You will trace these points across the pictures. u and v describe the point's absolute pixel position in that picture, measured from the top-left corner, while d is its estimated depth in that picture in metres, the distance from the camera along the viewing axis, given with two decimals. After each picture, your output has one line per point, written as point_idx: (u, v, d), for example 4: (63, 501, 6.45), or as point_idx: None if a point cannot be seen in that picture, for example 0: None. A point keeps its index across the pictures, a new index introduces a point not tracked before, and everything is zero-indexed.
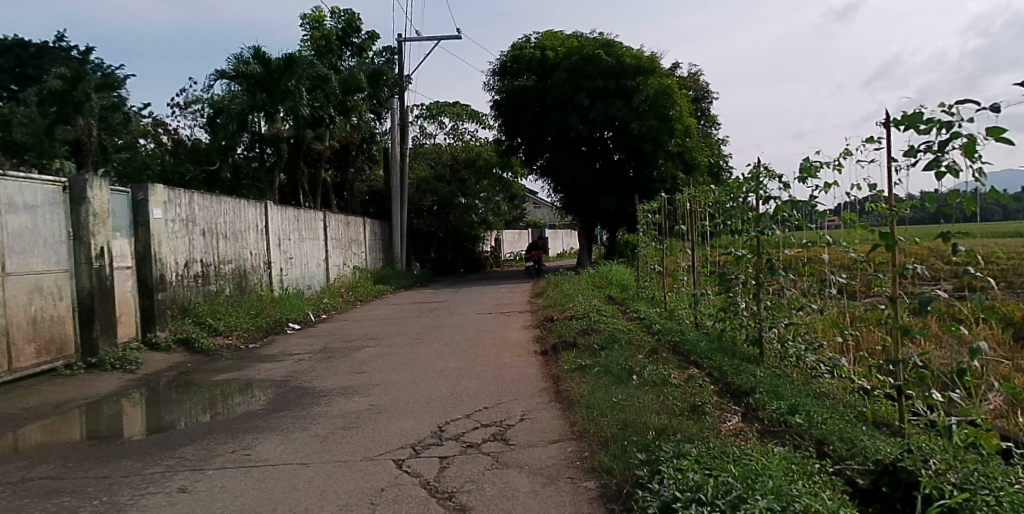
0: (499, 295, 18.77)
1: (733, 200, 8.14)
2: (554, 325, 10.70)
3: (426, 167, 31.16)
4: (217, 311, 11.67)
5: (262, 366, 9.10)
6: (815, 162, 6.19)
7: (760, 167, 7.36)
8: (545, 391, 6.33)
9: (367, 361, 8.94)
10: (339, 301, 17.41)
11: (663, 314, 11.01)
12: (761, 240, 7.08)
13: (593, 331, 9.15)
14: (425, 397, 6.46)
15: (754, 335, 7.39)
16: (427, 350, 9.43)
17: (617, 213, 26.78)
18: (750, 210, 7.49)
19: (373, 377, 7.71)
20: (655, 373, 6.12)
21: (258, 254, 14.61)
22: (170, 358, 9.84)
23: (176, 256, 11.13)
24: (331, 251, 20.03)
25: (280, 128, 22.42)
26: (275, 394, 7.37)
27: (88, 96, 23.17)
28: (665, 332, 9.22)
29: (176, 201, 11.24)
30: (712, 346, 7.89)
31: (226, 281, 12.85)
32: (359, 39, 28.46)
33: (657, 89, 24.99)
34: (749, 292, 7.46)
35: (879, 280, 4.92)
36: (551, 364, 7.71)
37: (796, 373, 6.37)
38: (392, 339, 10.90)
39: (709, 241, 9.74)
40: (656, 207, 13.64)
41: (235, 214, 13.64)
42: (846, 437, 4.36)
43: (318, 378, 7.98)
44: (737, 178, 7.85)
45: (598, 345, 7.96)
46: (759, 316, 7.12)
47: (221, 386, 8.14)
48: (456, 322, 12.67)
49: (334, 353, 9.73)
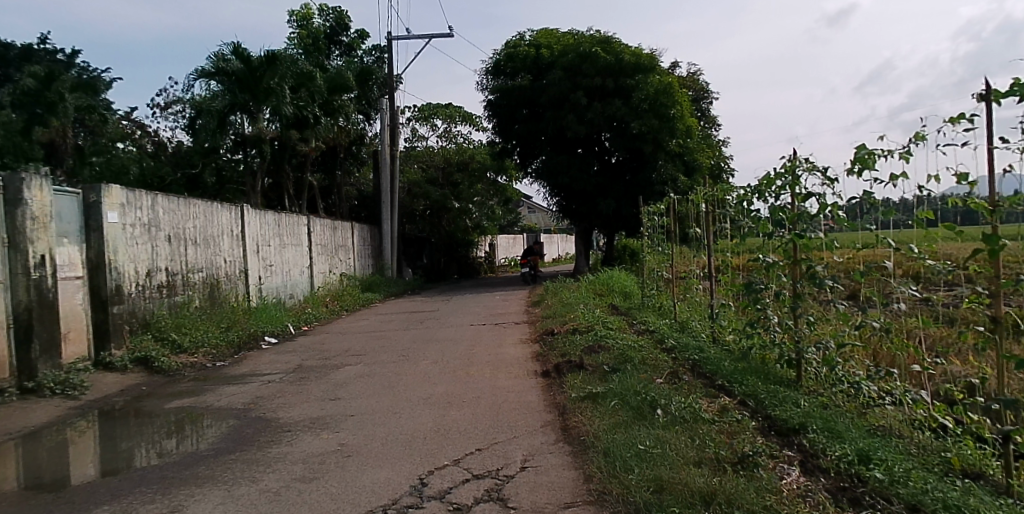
0: (495, 304, 17.73)
1: (762, 199, 7.12)
2: (556, 339, 9.65)
3: (418, 171, 30.12)
4: (182, 325, 10.58)
5: (224, 390, 7.98)
6: (874, 151, 5.18)
7: (797, 158, 6.35)
8: (549, 427, 5.25)
9: (345, 383, 7.87)
10: (323, 311, 16.35)
11: (675, 328, 9.95)
12: (798, 243, 6.10)
13: (602, 348, 8.08)
14: (407, 435, 5.41)
15: (790, 356, 6.39)
16: (413, 370, 8.36)
17: (616, 217, 25.74)
18: (784, 210, 6.46)
19: (348, 406, 6.65)
20: (685, 406, 5.08)
21: (234, 261, 13.53)
22: (122, 381, 8.70)
23: (136, 265, 10.05)
24: (315, 257, 18.93)
25: (264, 129, 21.35)
26: (234, 426, 6.27)
27: (62, 96, 22.28)
28: (680, 349, 8.18)
29: (136, 204, 10.14)
30: (739, 367, 6.87)
31: (194, 292, 11.74)
32: (348, 38, 27.30)
33: (658, 88, 24.09)
34: (786, 306, 6.46)
35: (975, 294, 3.92)
36: (554, 388, 6.68)
37: (852, 404, 5.34)
38: (377, 355, 9.83)
39: (729, 245, 8.76)
40: (664, 210, 12.65)
41: (207, 218, 12.55)
42: (952, 504, 3.32)
43: (286, 406, 6.90)
44: (767, 174, 6.85)
45: (609, 367, 6.89)
46: (796, 333, 6.16)
47: (177, 414, 7.04)
48: (448, 334, 11.65)
49: (310, 374, 8.65)
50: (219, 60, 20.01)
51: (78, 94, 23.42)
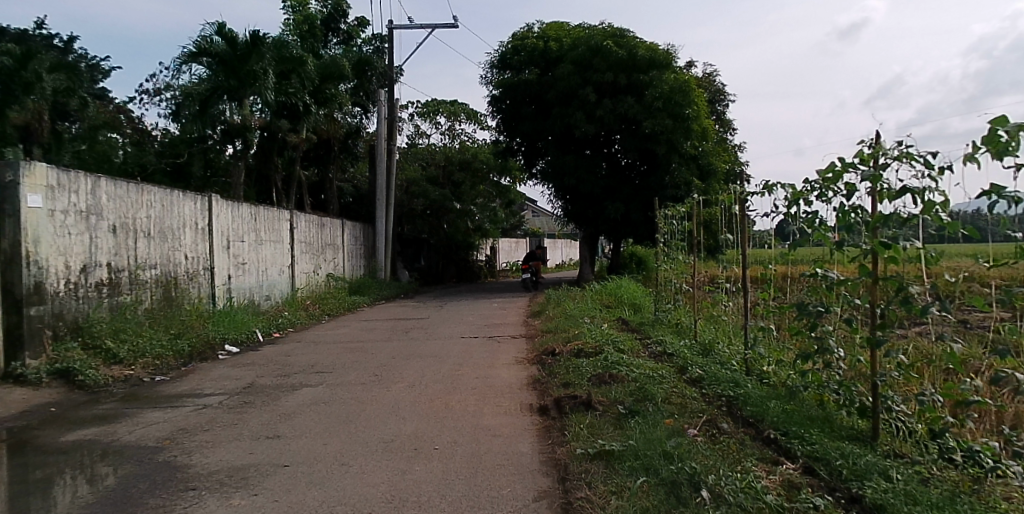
0: (492, 312, 16.19)
1: (823, 199, 5.62)
2: (557, 361, 8.13)
3: (417, 168, 28.61)
4: (122, 330, 9.06)
5: (146, 416, 6.45)
6: (1015, 129, 3.69)
7: (881, 145, 4.87)
8: (547, 505, 3.74)
9: (293, 412, 6.33)
10: (302, 315, 14.90)
11: (698, 352, 8.40)
12: (881, 254, 4.60)
13: (613, 379, 6.55)
14: (348, 507, 3.89)
15: (863, 401, 4.90)
16: (381, 397, 6.83)
17: (625, 222, 24.21)
18: (857, 213, 4.96)
19: (284, 450, 5.13)
20: (740, 486, 3.53)
21: (197, 256, 12.04)
22: (31, 399, 7.15)
23: (68, 259, 8.59)
24: (298, 256, 17.44)
25: (249, 115, 19.79)
26: (126, 477, 4.72)
27: (40, 77, 20.64)
28: (710, 380, 6.66)
29: (67, 187, 8.60)
30: (790, 412, 5.37)
31: (144, 293, 10.23)
32: (348, 26, 25.49)
33: (672, 86, 22.49)
34: (860, 338, 4.97)
35: None
36: (552, 435, 5.15)
37: (979, 494, 3.76)
38: (344, 374, 8.30)
39: (773, 249, 7.21)
40: (684, 213, 11.09)
41: (165, 208, 11.04)
42: None
43: (208, 446, 5.35)
44: (833, 166, 5.39)
45: (625, 409, 5.35)
46: (877, 372, 4.67)
47: (73, 448, 5.48)
48: (434, 349, 10.13)
49: (256, 397, 7.11)
50: (202, 40, 18.49)
51: (57, 75, 21.76)
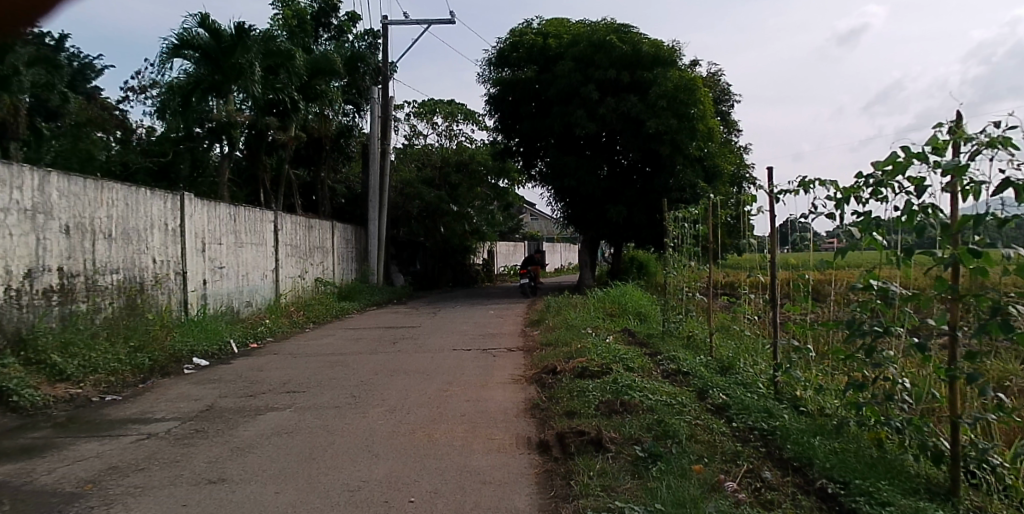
0: (488, 320, 15.24)
1: (879, 198, 4.70)
2: (559, 382, 7.20)
3: (412, 169, 27.66)
4: (71, 342, 8.08)
5: (77, 450, 5.47)
6: None
7: (961, 131, 3.95)
8: None
9: (251, 446, 5.37)
10: (285, 323, 13.94)
11: (716, 371, 7.47)
12: (967, 265, 3.67)
13: (624, 408, 5.62)
14: None
15: (938, 444, 3.98)
16: (357, 426, 5.90)
17: (628, 225, 23.26)
18: (929, 216, 4.04)
19: (225, 501, 4.17)
20: None
21: (167, 260, 11.07)
22: None
23: (8, 263, 7.64)
24: (283, 260, 16.43)
25: (236, 113, 18.79)
26: None
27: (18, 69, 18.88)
28: (737, 408, 5.73)
29: (7, 181, 7.64)
30: (842, 453, 4.44)
31: (103, 301, 9.27)
32: (339, 21, 24.58)
33: (678, 83, 21.55)
34: (932, 366, 4.05)
35: None
36: (555, 484, 4.20)
37: None
38: (318, 394, 7.35)
39: (809, 255, 6.28)
40: (695, 216, 10.17)
41: (130, 206, 10.10)
42: None
43: (137, 493, 4.38)
44: (895, 158, 4.45)
45: (643, 451, 4.41)
46: (961, 413, 3.76)
47: None
48: (422, 364, 9.17)
49: (211, 425, 6.15)
50: (184, 32, 17.53)
51: (35, 69, 20.72)
